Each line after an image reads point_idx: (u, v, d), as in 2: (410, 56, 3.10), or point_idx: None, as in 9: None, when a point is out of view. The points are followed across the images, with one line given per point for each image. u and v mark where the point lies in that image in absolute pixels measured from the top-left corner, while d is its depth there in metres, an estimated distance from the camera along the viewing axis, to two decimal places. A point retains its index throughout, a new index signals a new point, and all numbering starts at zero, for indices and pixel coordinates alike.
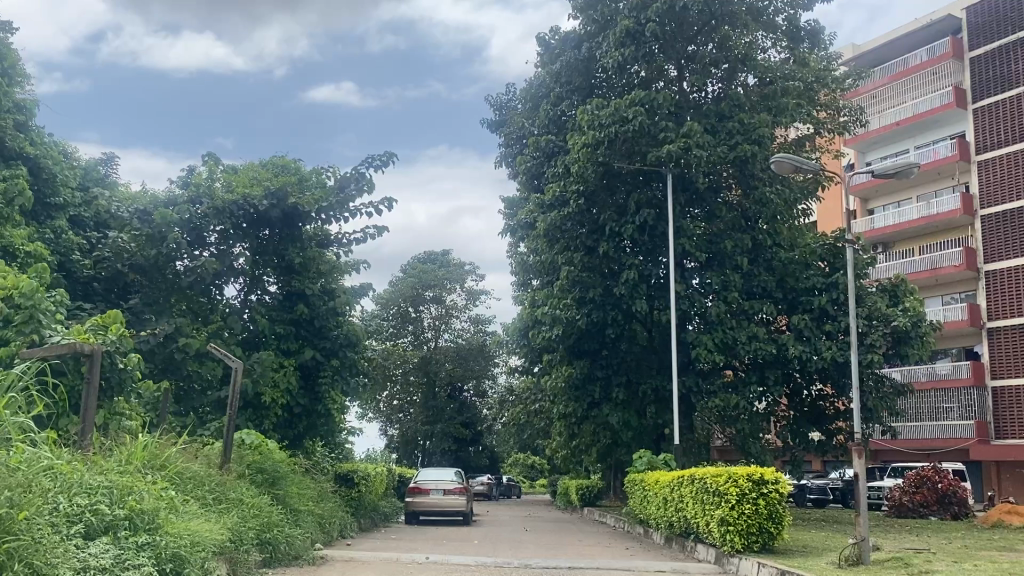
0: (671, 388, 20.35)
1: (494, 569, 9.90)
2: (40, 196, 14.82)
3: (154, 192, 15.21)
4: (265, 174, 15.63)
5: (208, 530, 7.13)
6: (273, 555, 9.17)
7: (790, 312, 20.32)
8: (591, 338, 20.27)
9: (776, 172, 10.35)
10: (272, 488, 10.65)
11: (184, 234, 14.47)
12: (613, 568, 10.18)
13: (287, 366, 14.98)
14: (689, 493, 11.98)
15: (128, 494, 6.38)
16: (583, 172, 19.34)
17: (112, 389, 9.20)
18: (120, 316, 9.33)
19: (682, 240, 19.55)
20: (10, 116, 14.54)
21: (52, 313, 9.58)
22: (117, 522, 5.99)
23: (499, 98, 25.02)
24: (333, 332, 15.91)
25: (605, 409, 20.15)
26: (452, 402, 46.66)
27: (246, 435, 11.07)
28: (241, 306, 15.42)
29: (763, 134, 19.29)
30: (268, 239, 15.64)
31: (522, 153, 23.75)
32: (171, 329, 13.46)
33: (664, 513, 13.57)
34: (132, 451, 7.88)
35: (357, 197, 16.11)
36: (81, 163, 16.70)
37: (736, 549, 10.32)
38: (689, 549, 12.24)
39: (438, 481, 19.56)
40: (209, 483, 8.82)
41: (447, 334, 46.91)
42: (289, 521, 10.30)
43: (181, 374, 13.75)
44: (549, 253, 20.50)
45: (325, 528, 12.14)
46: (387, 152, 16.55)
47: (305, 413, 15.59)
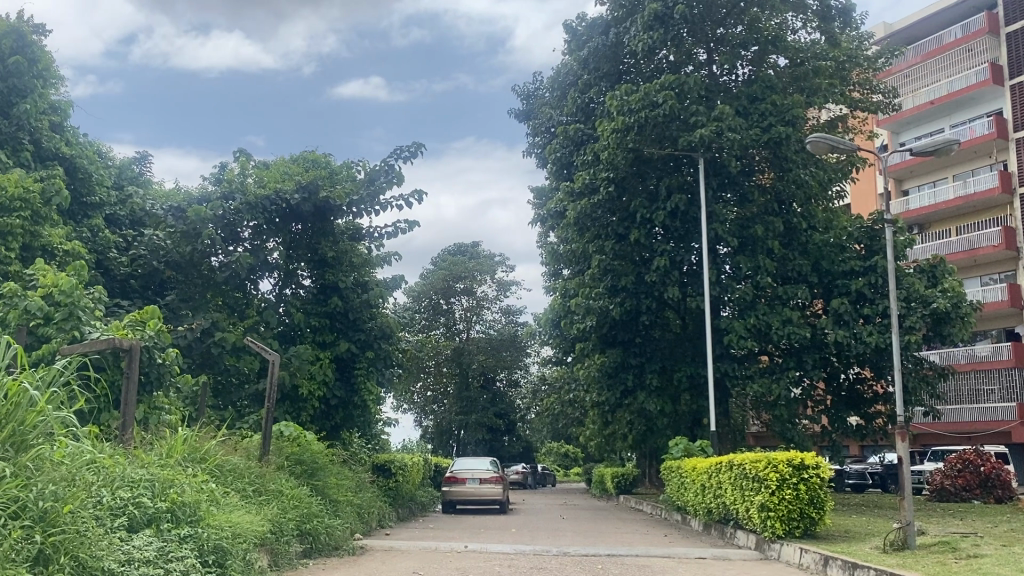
0: (707, 374, 20.18)
1: (532, 557, 9.88)
2: (76, 196, 15.02)
3: (188, 190, 15.36)
4: (296, 169, 15.71)
5: (249, 521, 7.18)
6: (314, 545, 9.21)
7: (827, 295, 20.05)
8: (624, 326, 20.16)
9: (812, 153, 10.15)
10: (311, 479, 10.71)
11: (218, 230, 14.59)
12: (653, 555, 10.10)
13: (324, 359, 15.07)
14: (728, 479, 11.88)
15: (170, 486, 6.45)
16: (613, 159, 19.22)
17: (152, 383, 9.35)
18: (158, 311, 9.50)
19: (715, 225, 19.35)
20: (45, 117, 14.72)
21: (91, 310, 9.72)
22: (159, 514, 6.05)
23: (526, 87, 24.90)
24: (368, 324, 15.93)
25: (640, 397, 20.04)
26: (485, 392, 46.79)
27: (285, 427, 11.14)
28: (276, 300, 15.53)
29: (797, 114, 19.09)
30: (300, 233, 15.73)
31: (551, 141, 23.64)
32: (208, 324, 13.62)
33: (703, 499, 13.48)
34: (172, 446, 7.97)
35: (387, 189, 16.09)
36: (115, 163, 16.92)
37: (778, 535, 10.21)
38: (728, 536, 12.14)
39: (474, 471, 19.59)
40: (249, 475, 8.90)
41: (478, 325, 47.01)
42: (328, 512, 10.35)
43: (219, 368, 13.89)
44: (580, 241, 20.42)
45: (364, 518, 12.19)
46: (416, 143, 16.53)
47: (341, 405, 15.65)
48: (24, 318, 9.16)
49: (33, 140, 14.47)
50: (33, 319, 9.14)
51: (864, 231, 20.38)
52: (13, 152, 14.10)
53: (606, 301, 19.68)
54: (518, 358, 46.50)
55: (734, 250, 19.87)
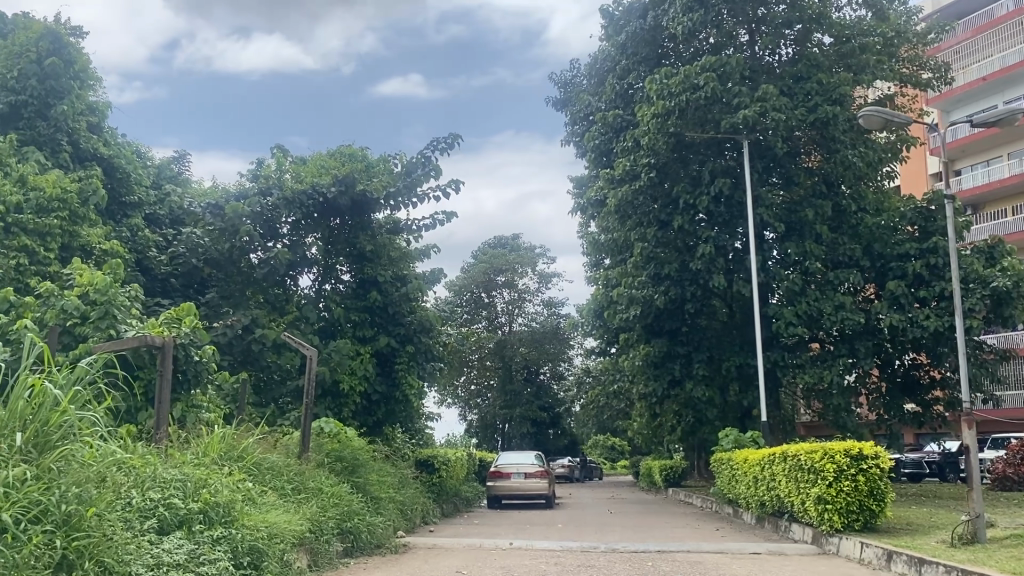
0: (756, 363, 19.65)
1: (579, 553, 9.56)
2: (115, 196, 15.04)
3: (225, 186, 15.30)
4: (333, 162, 15.54)
5: (286, 521, 6.98)
6: (355, 543, 8.99)
7: (880, 280, 19.42)
8: (669, 315, 19.72)
9: (865, 128, 9.62)
10: (352, 475, 10.52)
11: (256, 226, 14.50)
12: (706, 551, 9.71)
13: (364, 354, 14.90)
14: (782, 471, 11.45)
15: (202, 487, 6.25)
16: (654, 144, 18.78)
17: (190, 381, 9.23)
18: (194, 308, 9.39)
19: (761, 209, 18.81)
20: (83, 117, 14.77)
21: (127, 308, 9.63)
22: (191, 516, 5.85)
23: (563, 75, 24.52)
24: (407, 318, 15.73)
25: (687, 387, 19.57)
26: (528, 385, 46.54)
27: (325, 423, 10.98)
28: (316, 295, 15.41)
29: (845, 93, 18.49)
30: (339, 228, 15.59)
31: (589, 129, 23.25)
32: (247, 321, 13.52)
33: (755, 491, 13.04)
34: (208, 444, 7.81)
35: (425, 181, 15.86)
36: (154, 162, 16.96)
37: (836, 529, 9.76)
38: (783, 530, 11.68)
39: (519, 465, 19.34)
40: (288, 472, 8.71)
41: (520, 318, 46.74)
42: (370, 509, 10.13)
43: (260, 365, 13.79)
44: (621, 230, 20.02)
45: (407, 515, 11.99)
46: (453, 134, 16.28)
47: (382, 400, 15.46)
48: (61, 318, 9.10)
49: (71, 141, 14.52)
50: (70, 318, 9.07)
51: (918, 211, 19.67)
52: (52, 154, 14.16)
53: (650, 290, 19.28)
54: (561, 351, 46.18)
55: (782, 235, 19.29)
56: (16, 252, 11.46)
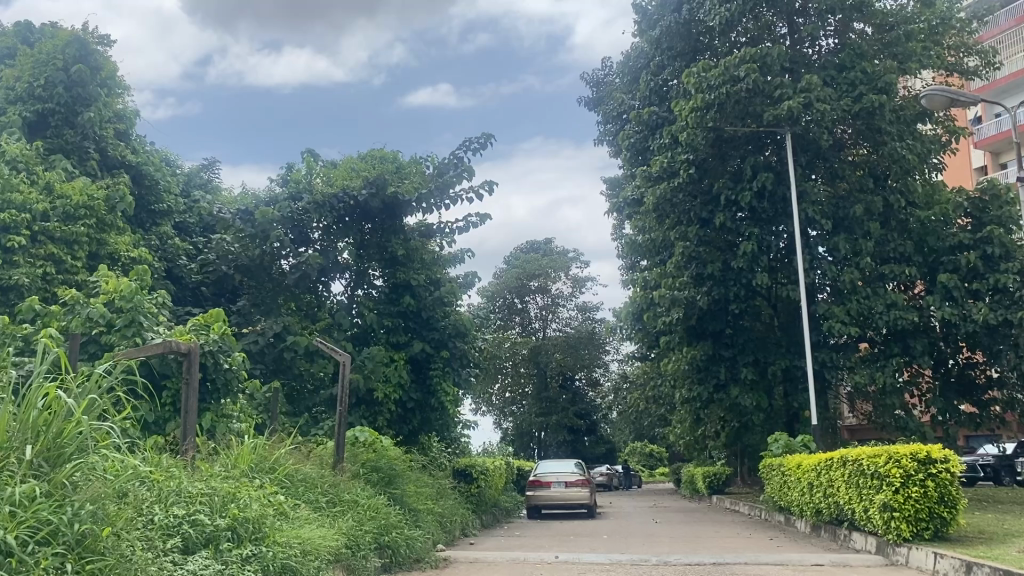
0: (803, 364, 18.97)
1: (630, 567, 9.02)
2: (144, 203, 14.81)
3: (255, 192, 14.99)
4: (364, 165, 15.14)
5: (321, 536, 6.55)
6: (393, 558, 8.52)
7: (931, 275, 18.68)
8: (711, 316, 19.13)
9: (929, 110, 9.05)
10: (389, 486, 10.05)
11: (287, 231, 14.21)
12: (765, 563, 9.13)
13: (398, 361, 14.45)
14: (841, 476, 10.83)
15: (231, 501, 5.85)
16: (692, 140, 18.21)
17: (220, 390, 8.87)
18: (222, 314, 9.12)
19: (805, 205, 18.15)
20: (110, 125, 14.57)
21: (154, 314, 9.30)
22: (219, 533, 5.43)
23: (595, 74, 24.08)
24: (441, 322, 15.29)
25: (733, 390, 18.90)
26: (564, 392, 45.96)
27: (359, 432, 10.58)
28: (348, 301, 15.03)
29: (891, 81, 17.81)
30: (370, 232, 15.24)
31: (624, 128, 22.74)
32: (280, 328, 13.19)
33: (811, 498, 12.41)
34: (238, 456, 7.43)
35: (457, 182, 15.40)
36: (183, 170, 16.74)
37: (904, 538, 9.11)
38: (843, 539, 11.06)
39: (559, 474, 18.82)
40: (323, 484, 8.29)
41: (554, 324, 46.20)
42: (408, 521, 9.66)
43: (293, 373, 13.42)
44: (660, 230, 19.47)
45: (446, 527, 11.52)
46: (485, 133, 15.84)
47: (418, 407, 15.01)
48: (87, 326, 8.79)
49: (100, 149, 14.32)
50: (95, 327, 8.75)
51: (970, 201, 18.88)
52: (80, 162, 13.96)
53: (692, 291, 18.71)
54: (596, 357, 45.57)
55: (828, 232, 18.61)
56: (43, 261, 11.25)
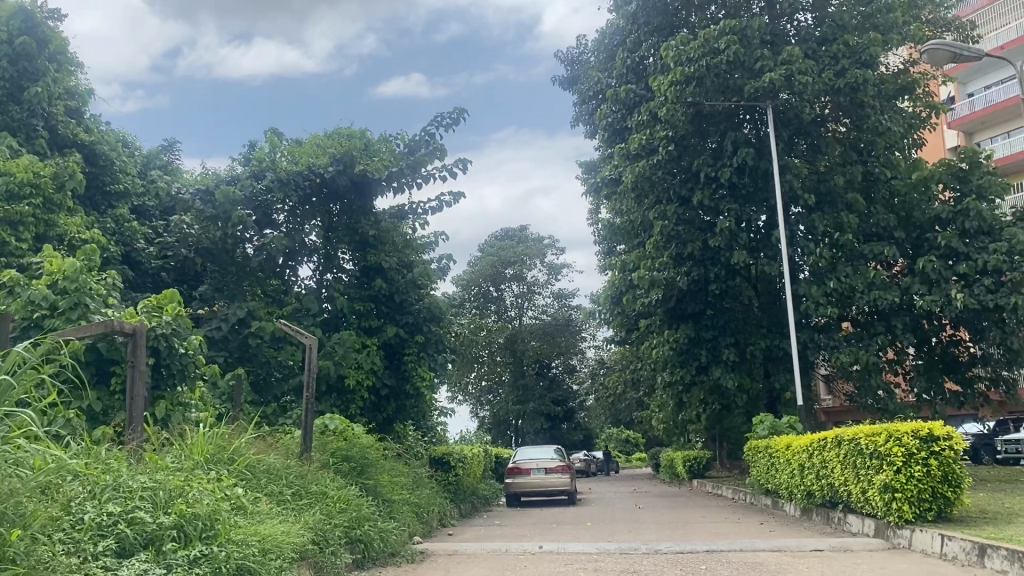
0: (785, 345, 18.56)
1: (619, 557, 8.48)
2: (98, 184, 13.98)
3: (216, 171, 14.25)
4: (330, 141, 14.44)
5: (283, 533, 5.94)
6: (366, 554, 7.87)
7: (914, 252, 18.31)
8: (692, 297, 18.63)
9: (931, 65, 8.80)
10: (361, 477, 9.37)
11: (250, 213, 13.53)
12: (761, 549, 8.62)
13: (370, 346, 13.80)
14: (834, 457, 10.37)
15: (180, 496, 5.19)
16: (672, 116, 17.67)
17: (176, 376, 8.21)
18: (176, 294, 8.44)
19: (789, 180, 17.66)
20: (60, 101, 13.74)
21: (101, 297, 8.57)
22: (164, 532, 4.78)
23: (569, 53, 23.48)
24: (415, 305, 14.63)
25: (716, 373, 18.42)
26: (541, 380, 45.94)
27: (329, 420, 9.93)
28: (317, 286, 14.33)
29: (874, 54, 17.32)
30: (338, 214, 14.59)
31: (599, 107, 22.19)
32: (243, 313, 12.54)
33: (802, 481, 11.96)
34: (192, 447, 6.77)
35: (429, 160, 14.75)
36: (141, 152, 15.92)
37: (906, 519, 8.65)
38: (838, 523, 10.61)
39: (539, 461, 18.30)
40: (287, 475, 7.65)
41: (530, 311, 45.69)
42: (381, 513, 9.02)
43: (259, 361, 12.75)
44: (639, 210, 18.95)
45: (423, 518, 10.94)
46: (458, 108, 15.23)
47: (391, 395, 14.38)
48: (28, 310, 8.04)
49: (49, 127, 13.48)
50: (38, 310, 8.02)
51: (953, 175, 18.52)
52: (27, 140, 13.11)
53: (672, 271, 18.19)
54: (573, 344, 45.00)
55: (810, 209, 18.18)
56: None
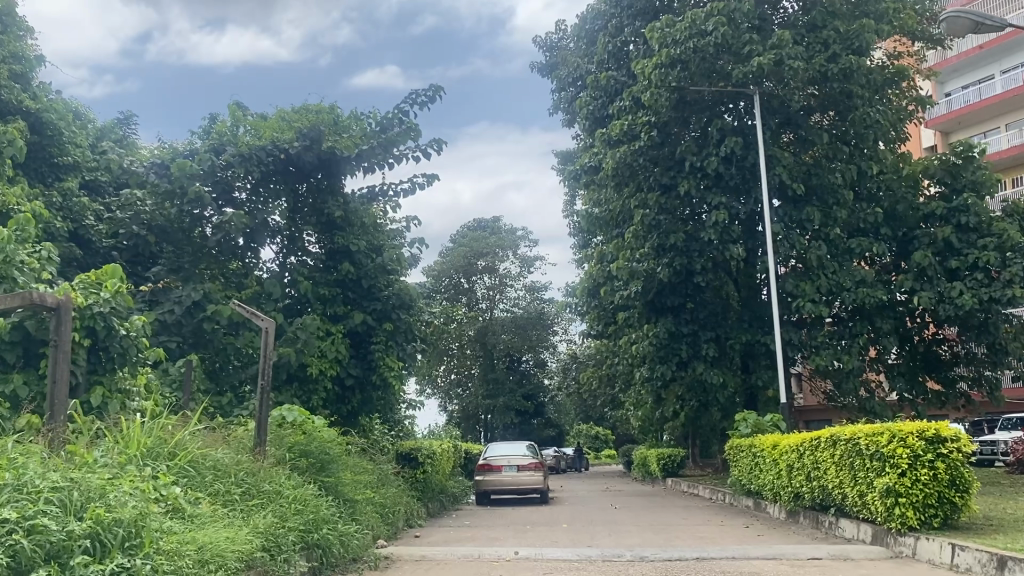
0: (767, 342, 17.98)
1: (602, 564, 7.77)
2: (44, 155, 13.01)
3: (173, 144, 13.33)
4: (297, 114, 13.59)
5: (226, 539, 5.19)
6: (324, 560, 7.09)
7: (902, 247, 17.80)
8: (672, 290, 18.00)
9: (950, 36, 8.70)
10: (320, 474, 8.58)
11: (208, 188, 12.63)
12: (755, 557, 7.96)
13: (335, 334, 12.98)
14: (828, 458, 9.79)
15: (99, 498, 4.44)
16: (655, 101, 16.98)
17: (116, 360, 7.38)
18: (118, 269, 7.52)
19: (775, 170, 17.02)
20: (4, 64, 12.72)
21: (34, 270, 7.66)
22: (75, 542, 4.08)
23: (548, 39, 22.73)
24: (384, 292, 13.82)
25: (696, 368, 17.78)
26: (511, 374, 45.35)
27: (287, 412, 9.11)
28: (279, 270, 13.49)
29: (866, 41, 16.72)
30: (305, 193, 13.77)
31: (578, 94, 21.48)
32: (198, 296, 11.68)
33: (789, 482, 11.36)
34: (127, 442, 5.95)
35: (403, 139, 13.92)
36: (95, 124, 14.92)
37: (909, 527, 8.06)
38: (830, 527, 10.03)
39: (510, 457, 17.58)
40: (236, 472, 6.86)
41: (502, 304, 44.88)
42: (342, 515, 8.23)
43: (214, 347, 11.90)
44: (619, 199, 18.27)
45: (388, 519, 10.18)
46: (434, 86, 14.45)
47: (357, 386, 13.58)
48: None
49: None
50: None
51: (942, 168, 18.01)
52: None
53: (652, 263, 17.54)
54: (545, 338, 44.34)
55: (796, 201, 17.58)
56: None
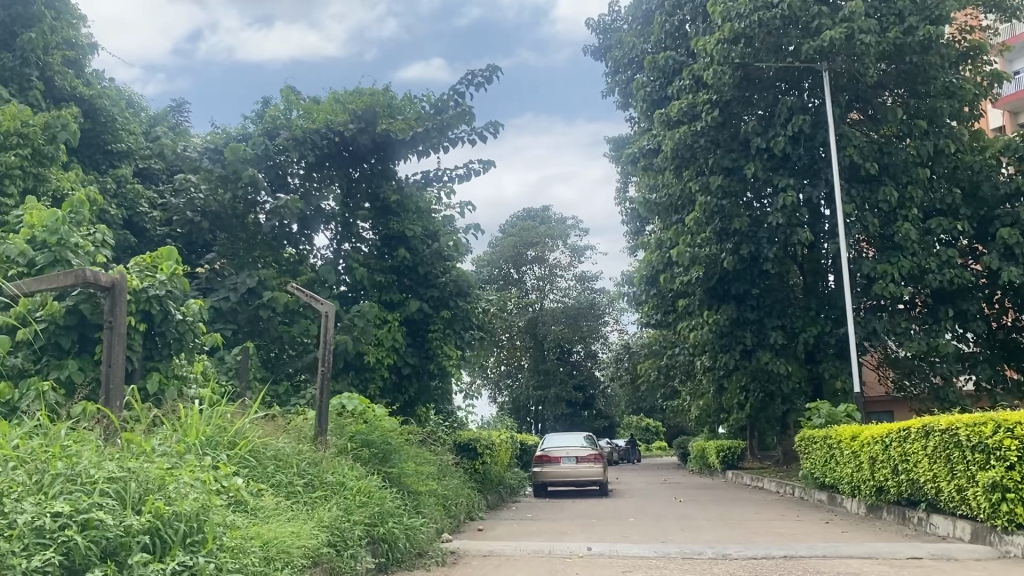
0: (837, 329, 17.21)
1: (683, 562, 7.26)
2: (98, 142, 12.84)
3: (227, 129, 13.09)
4: (351, 97, 13.25)
5: (292, 535, 4.82)
6: (390, 556, 6.70)
7: (981, 229, 16.89)
8: (736, 276, 17.34)
9: None
10: (382, 465, 8.20)
11: (262, 173, 12.37)
12: (849, 556, 7.39)
13: (392, 322, 12.62)
14: (919, 451, 9.16)
15: (156, 490, 4.10)
16: (718, 78, 16.32)
17: (172, 346, 7.08)
18: (173, 251, 7.21)
19: (846, 149, 16.23)
20: (58, 50, 12.58)
21: (89, 253, 7.38)
22: (132, 538, 3.73)
23: (601, 21, 22.14)
24: (441, 278, 13.43)
25: (761, 357, 17.09)
26: (562, 365, 44.89)
27: (347, 400, 8.76)
28: (334, 257, 13.18)
29: (944, 11, 15.82)
30: (360, 177, 13.45)
31: (633, 75, 20.85)
32: (254, 283, 11.42)
33: (872, 475, 10.72)
34: (185, 430, 5.62)
35: (459, 121, 13.49)
36: (149, 112, 14.78)
37: (1018, 524, 7.42)
38: (920, 524, 9.39)
39: (569, 448, 17.13)
40: (299, 462, 6.52)
41: (553, 295, 44.25)
42: (407, 509, 7.84)
43: (271, 335, 11.63)
44: (680, 182, 17.65)
45: (450, 511, 9.79)
46: (490, 66, 13.99)
47: (414, 374, 13.23)
48: (3, 267, 6.90)
49: (44, 77, 12.37)
50: (14, 267, 6.87)
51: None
52: (20, 91, 12.00)
53: (716, 247, 16.90)
54: (596, 328, 43.76)
55: (868, 182, 16.77)
56: None
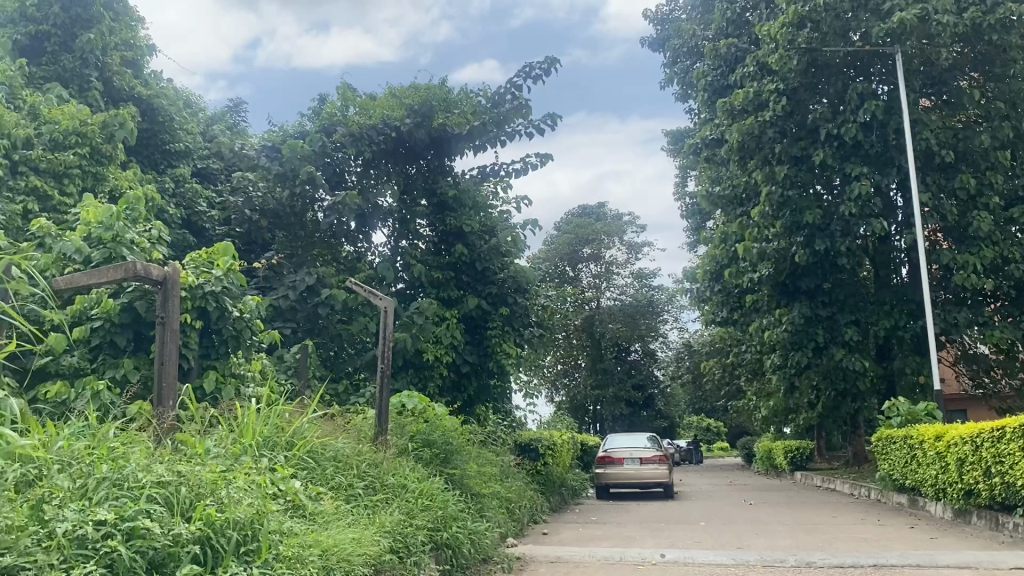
0: (913, 323, 16.44)
1: (764, 570, 6.81)
2: (156, 142, 12.81)
3: (284, 127, 12.97)
4: (407, 91, 13.02)
5: (353, 541, 4.55)
6: (454, 561, 6.38)
7: None
8: (805, 269, 16.69)
9: None
10: (444, 467, 7.91)
11: (320, 169, 12.21)
12: (944, 565, 6.87)
13: (451, 319, 12.35)
14: (1015, 452, 8.55)
15: (207, 496, 3.85)
16: (784, 64, 15.72)
17: (229, 344, 6.87)
18: (229, 246, 6.99)
19: (921, 136, 15.48)
20: (116, 51, 12.59)
21: (146, 249, 7.23)
22: (182, 549, 3.49)
23: (659, 11, 21.63)
24: (499, 275, 13.11)
25: (832, 353, 16.42)
26: (620, 364, 44.28)
27: (408, 400, 8.49)
28: (392, 254, 12.96)
29: None
30: (417, 173, 13.21)
31: (694, 65, 20.29)
32: (312, 280, 11.25)
33: (959, 478, 10.09)
34: (241, 430, 5.39)
35: (517, 114, 13.17)
36: (206, 112, 14.75)
37: None
38: (1015, 530, 8.77)
39: (632, 449, 16.67)
40: (359, 464, 6.26)
41: (610, 292, 43.59)
42: (470, 512, 7.53)
43: (329, 333, 11.44)
44: (744, 173, 17.06)
45: (513, 514, 9.45)
46: (548, 58, 13.66)
47: (473, 373, 12.93)
48: (60, 264, 6.77)
49: (103, 78, 12.40)
50: (70, 264, 6.73)
51: None
52: (80, 92, 12.03)
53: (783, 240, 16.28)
54: (654, 327, 43.05)
55: (944, 170, 15.98)
56: (24, 196, 9.47)
